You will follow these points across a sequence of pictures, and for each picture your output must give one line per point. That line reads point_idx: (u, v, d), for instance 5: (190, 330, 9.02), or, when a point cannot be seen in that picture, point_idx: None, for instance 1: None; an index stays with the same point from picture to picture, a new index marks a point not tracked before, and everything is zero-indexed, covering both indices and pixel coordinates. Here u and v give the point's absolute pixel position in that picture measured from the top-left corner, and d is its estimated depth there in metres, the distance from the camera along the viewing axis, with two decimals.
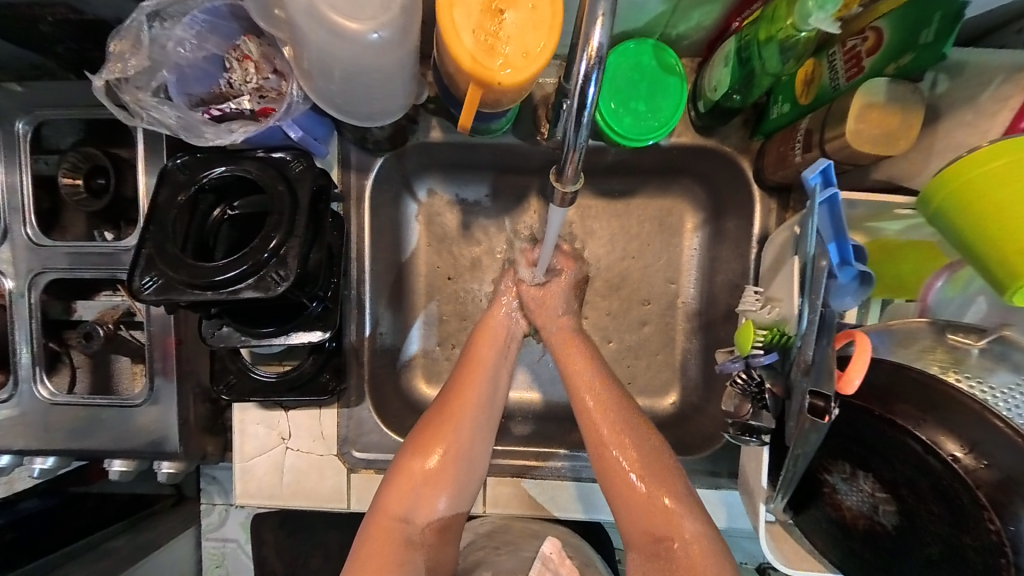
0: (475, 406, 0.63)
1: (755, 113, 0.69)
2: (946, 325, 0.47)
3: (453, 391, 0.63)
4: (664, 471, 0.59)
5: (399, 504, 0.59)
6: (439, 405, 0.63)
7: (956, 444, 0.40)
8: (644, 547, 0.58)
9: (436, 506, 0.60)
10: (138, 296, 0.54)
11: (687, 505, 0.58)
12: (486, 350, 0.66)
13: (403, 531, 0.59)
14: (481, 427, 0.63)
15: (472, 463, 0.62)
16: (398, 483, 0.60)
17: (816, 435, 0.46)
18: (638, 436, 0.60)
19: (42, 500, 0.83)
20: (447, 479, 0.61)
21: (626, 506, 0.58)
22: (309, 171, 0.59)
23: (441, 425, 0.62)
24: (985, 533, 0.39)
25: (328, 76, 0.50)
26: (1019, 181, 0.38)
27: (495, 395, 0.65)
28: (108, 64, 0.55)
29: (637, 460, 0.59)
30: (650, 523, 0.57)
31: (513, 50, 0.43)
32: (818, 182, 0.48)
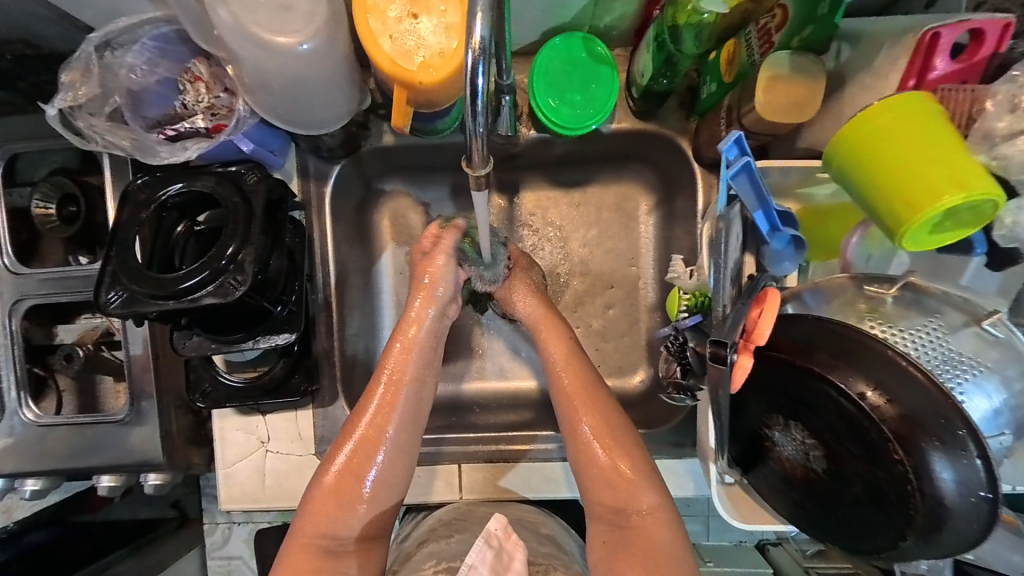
0: (388, 421, 0.62)
1: (689, 95, 0.72)
2: (863, 279, 0.50)
3: (368, 404, 0.63)
4: (630, 448, 0.62)
5: (318, 520, 0.60)
6: (354, 420, 0.63)
7: (865, 384, 0.43)
8: (606, 513, 0.61)
9: (354, 518, 0.61)
10: (104, 311, 0.57)
11: (646, 478, 0.60)
12: (400, 360, 0.65)
13: (324, 543, 0.60)
14: (395, 439, 0.63)
15: (390, 475, 0.63)
16: (317, 497, 0.61)
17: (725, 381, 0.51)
18: (607, 413, 0.63)
19: (46, 532, 0.84)
20: (369, 491, 0.62)
21: (591, 483, 0.62)
22: (263, 182, 0.62)
23: (354, 439, 0.62)
24: (893, 465, 0.42)
25: (268, 89, 0.53)
26: (902, 132, 0.41)
27: (413, 404, 0.64)
28: (61, 93, 0.58)
29: (609, 440, 0.62)
30: (611, 493, 0.60)
31: (429, 52, 0.46)
32: (732, 153, 0.51)
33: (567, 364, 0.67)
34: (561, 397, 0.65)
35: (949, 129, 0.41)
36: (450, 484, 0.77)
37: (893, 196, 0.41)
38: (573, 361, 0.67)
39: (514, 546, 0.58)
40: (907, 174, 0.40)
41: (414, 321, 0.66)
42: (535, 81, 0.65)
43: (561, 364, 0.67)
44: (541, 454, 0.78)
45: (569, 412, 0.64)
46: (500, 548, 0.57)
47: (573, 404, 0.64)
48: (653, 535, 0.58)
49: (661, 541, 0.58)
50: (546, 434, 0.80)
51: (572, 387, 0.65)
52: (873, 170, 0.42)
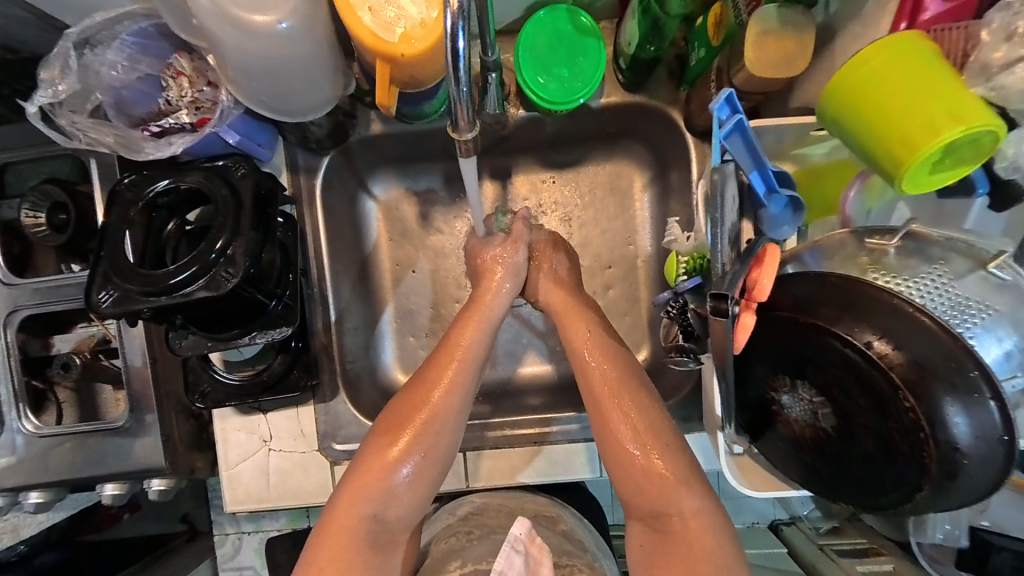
0: (444, 398, 0.62)
1: (678, 64, 0.71)
2: (864, 232, 0.49)
3: (427, 380, 0.63)
4: (669, 450, 0.59)
5: (365, 497, 0.58)
6: (404, 397, 0.62)
7: (871, 333, 0.42)
8: (645, 516, 0.59)
9: (401, 497, 0.59)
10: (96, 311, 0.56)
11: (685, 480, 0.58)
12: (468, 336, 0.66)
13: (367, 522, 0.58)
14: (452, 416, 0.62)
15: (438, 454, 0.61)
16: (362, 474, 0.59)
17: (726, 338, 0.48)
18: (643, 414, 0.60)
19: (58, 553, 0.84)
20: (420, 471, 0.60)
21: (629, 487, 0.59)
22: (251, 174, 0.61)
23: (412, 415, 0.61)
24: (904, 414, 0.41)
25: (249, 75, 0.53)
26: (896, 73, 0.40)
27: (472, 382, 0.64)
28: (40, 90, 0.57)
29: (646, 443, 0.59)
30: (649, 498, 0.58)
31: (410, 23, 0.45)
32: (724, 113, 0.50)
33: (601, 363, 0.64)
34: (590, 401, 0.63)
35: (945, 67, 0.40)
36: (458, 473, 0.77)
37: (889, 139, 0.40)
38: (608, 362, 0.64)
39: (538, 551, 0.58)
40: (902, 115, 0.39)
41: (488, 297, 0.70)
42: (521, 57, 0.64)
43: (596, 365, 0.64)
44: (565, 436, 0.77)
45: (605, 417, 0.61)
46: (527, 553, 0.57)
47: (610, 408, 0.61)
48: (698, 540, 0.56)
49: (705, 545, 0.56)
50: (565, 414, 0.78)
51: (606, 388, 0.62)
52: (869, 114, 0.41)
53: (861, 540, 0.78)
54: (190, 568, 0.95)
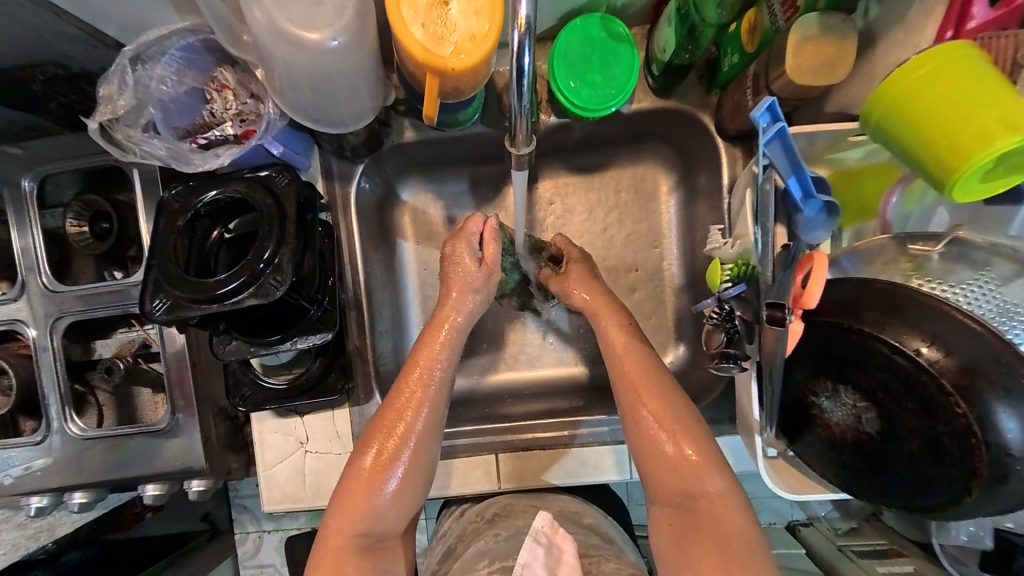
0: (413, 417, 0.63)
1: (708, 68, 0.72)
2: (906, 237, 0.50)
3: (395, 400, 0.64)
4: (696, 430, 0.60)
5: (349, 519, 0.60)
6: (380, 420, 0.64)
7: (920, 340, 0.42)
8: (672, 497, 0.59)
9: (384, 514, 0.61)
10: (149, 318, 0.58)
11: (714, 461, 0.58)
12: (427, 356, 0.67)
13: (357, 543, 0.59)
14: (423, 433, 0.63)
15: (416, 471, 0.63)
16: (346, 495, 0.60)
17: (779, 345, 0.49)
18: (669, 397, 0.62)
19: (83, 552, 0.87)
20: (398, 488, 0.62)
21: (656, 464, 0.60)
22: (294, 184, 0.63)
23: (385, 435, 0.62)
24: (955, 419, 0.41)
25: (297, 88, 0.54)
26: (946, 83, 0.40)
27: (438, 398, 0.65)
28: (98, 106, 0.59)
29: (672, 424, 0.60)
30: (678, 479, 0.58)
31: (461, 37, 0.47)
32: (766, 119, 0.51)
33: (627, 351, 0.66)
34: (623, 391, 0.64)
35: (996, 76, 0.40)
36: (489, 473, 0.77)
37: (940, 148, 0.41)
38: (632, 347, 0.66)
39: (562, 539, 0.59)
40: (951, 122, 0.40)
41: (454, 311, 0.70)
42: (555, 65, 0.65)
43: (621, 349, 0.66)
44: (595, 438, 0.78)
45: (630, 401, 0.63)
46: (549, 544, 0.57)
47: (635, 391, 0.63)
48: (725, 520, 0.56)
49: (734, 525, 0.56)
50: (597, 416, 0.80)
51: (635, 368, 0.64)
52: (917, 121, 0.42)
53: (881, 541, 0.79)
54: (213, 565, 1.01)
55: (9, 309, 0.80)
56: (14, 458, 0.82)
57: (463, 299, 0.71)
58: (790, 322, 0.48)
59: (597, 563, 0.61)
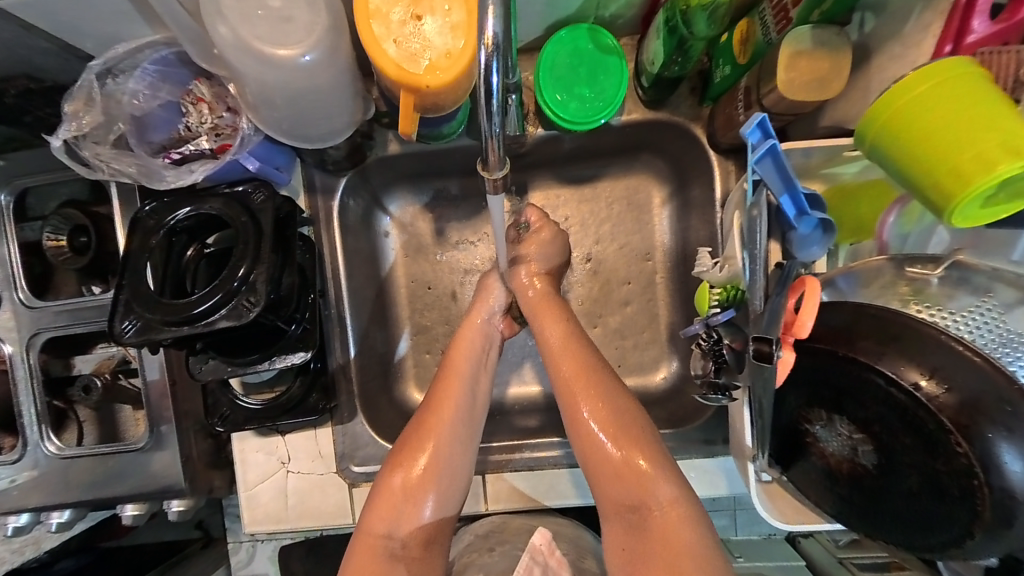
0: (453, 416, 0.63)
1: (701, 80, 0.70)
2: (904, 260, 0.47)
3: (434, 400, 0.64)
4: (640, 439, 0.58)
5: (384, 519, 0.59)
6: (419, 419, 0.64)
7: (918, 372, 0.40)
8: (620, 508, 0.57)
9: (420, 519, 0.60)
10: (119, 340, 0.56)
11: (659, 468, 0.57)
12: (462, 358, 0.67)
13: (388, 545, 0.59)
14: (460, 434, 0.63)
15: (454, 473, 0.62)
16: (380, 497, 0.60)
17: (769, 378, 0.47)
18: (610, 393, 0.61)
19: (76, 559, 0.85)
20: (435, 493, 0.61)
21: (594, 463, 0.59)
22: (271, 200, 0.61)
23: (421, 436, 0.62)
24: (956, 457, 0.39)
25: (271, 105, 0.52)
26: (944, 104, 0.38)
27: (474, 400, 0.65)
28: (65, 124, 0.57)
29: (614, 430, 0.59)
30: (624, 489, 0.57)
31: (435, 54, 0.45)
32: (756, 136, 0.49)
33: (565, 351, 0.64)
34: (567, 410, 0.61)
35: (998, 96, 0.38)
36: (475, 494, 0.75)
37: (938, 171, 0.39)
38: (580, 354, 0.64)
39: (557, 564, 0.57)
40: (952, 143, 0.38)
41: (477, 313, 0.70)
42: (541, 77, 0.63)
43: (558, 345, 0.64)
44: (547, 460, 0.75)
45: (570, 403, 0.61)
46: (545, 564, 0.57)
47: (571, 391, 0.61)
48: (674, 533, 0.54)
49: (683, 541, 0.54)
50: (549, 439, 0.77)
51: (579, 394, 0.61)
52: (915, 142, 0.40)
53: (881, 555, 0.79)
54: None
55: None
56: None
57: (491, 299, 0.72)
58: (779, 356, 0.47)
59: None
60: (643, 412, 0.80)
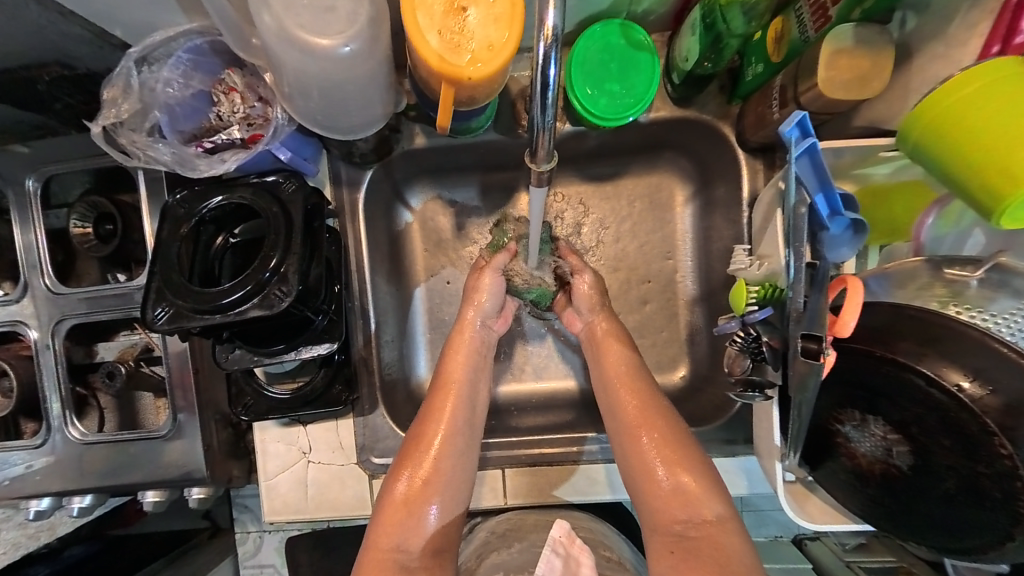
0: (452, 425, 0.64)
1: (731, 78, 0.69)
2: (943, 261, 0.47)
3: (429, 413, 0.65)
4: (690, 458, 0.59)
5: (390, 532, 0.59)
6: (416, 433, 0.65)
7: (960, 374, 0.40)
8: (670, 523, 0.57)
9: (424, 530, 0.60)
10: (151, 327, 0.56)
11: (707, 483, 0.57)
12: (456, 367, 0.68)
13: (398, 558, 0.59)
14: (458, 446, 0.64)
15: (455, 482, 0.63)
16: (386, 511, 0.60)
17: (813, 379, 0.46)
18: (664, 418, 0.61)
19: (86, 546, 0.86)
20: (438, 502, 0.61)
21: (658, 496, 0.58)
22: (301, 191, 0.61)
23: (419, 446, 0.63)
24: (998, 460, 0.39)
25: (307, 96, 0.52)
26: (997, 104, 0.38)
27: (472, 410, 0.66)
28: (102, 111, 0.57)
29: (664, 447, 0.59)
30: (670, 502, 0.57)
31: (479, 46, 0.45)
32: (795, 135, 0.49)
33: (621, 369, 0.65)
34: (623, 436, 0.61)
35: None
36: (495, 490, 0.75)
37: (987, 172, 0.39)
38: (633, 376, 0.65)
39: (579, 550, 0.58)
40: (1003, 143, 0.38)
41: (467, 323, 0.70)
42: (572, 72, 0.63)
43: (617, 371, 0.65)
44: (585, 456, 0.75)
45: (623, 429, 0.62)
46: (567, 555, 0.57)
47: (634, 426, 0.61)
48: (722, 544, 0.54)
49: (731, 556, 0.53)
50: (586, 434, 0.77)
51: (631, 415, 0.61)
52: (962, 142, 0.40)
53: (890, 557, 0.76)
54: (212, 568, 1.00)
55: (11, 310, 0.79)
56: (14, 459, 0.81)
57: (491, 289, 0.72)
58: (829, 355, 0.46)
59: None
60: None
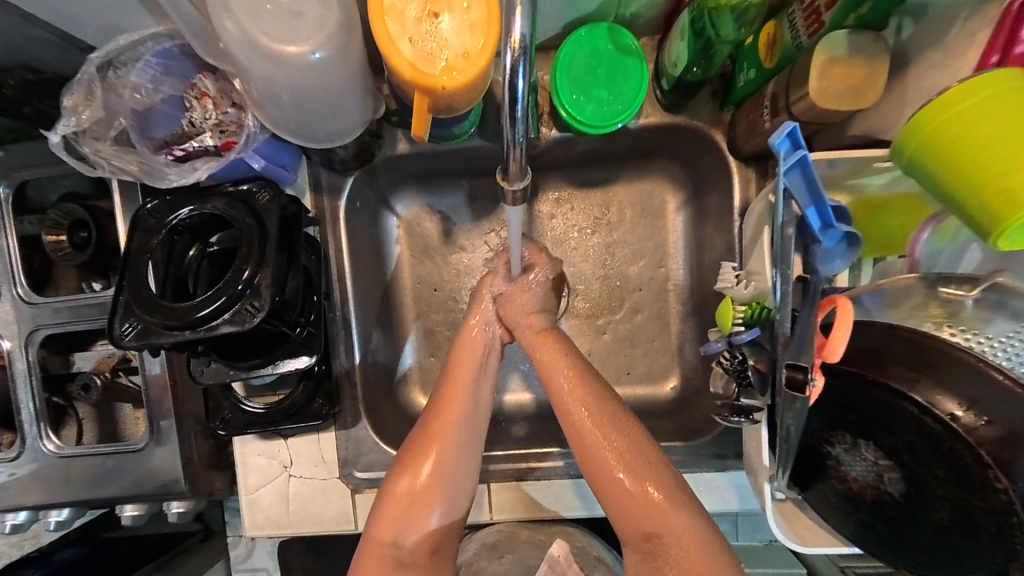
0: (458, 422, 0.62)
1: (723, 84, 0.67)
2: (938, 279, 0.46)
3: (438, 407, 0.63)
4: (656, 472, 0.56)
5: (389, 528, 0.59)
6: (422, 426, 0.63)
7: (955, 403, 0.39)
8: (637, 539, 0.56)
9: (427, 525, 0.60)
10: (118, 344, 0.55)
11: (674, 498, 0.55)
12: (465, 366, 0.65)
13: (394, 552, 0.59)
14: (463, 441, 0.62)
15: (459, 480, 0.61)
16: (386, 508, 0.59)
17: (801, 403, 0.45)
18: (622, 435, 0.58)
19: (76, 550, 0.85)
20: (441, 499, 0.60)
21: (618, 515, 0.57)
22: (276, 201, 0.59)
23: (424, 442, 0.61)
24: (994, 494, 0.37)
25: (278, 103, 0.50)
26: (996, 120, 0.36)
27: (478, 408, 0.64)
28: (63, 119, 0.55)
29: (627, 461, 0.57)
30: (642, 520, 0.55)
31: (452, 54, 0.43)
32: (785, 146, 0.47)
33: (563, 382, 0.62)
34: (575, 440, 0.59)
35: None
36: (481, 504, 0.74)
37: (984, 190, 0.37)
38: (584, 385, 0.61)
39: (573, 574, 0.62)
40: (1004, 159, 0.36)
41: (477, 320, 0.68)
42: (558, 78, 0.61)
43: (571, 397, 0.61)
44: (569, 469, 0.73)
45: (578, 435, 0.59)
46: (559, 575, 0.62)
47: (587, 438, 0.59)
48: (697, 558, 0.53)
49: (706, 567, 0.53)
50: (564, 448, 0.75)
51: (581, 420, 0.59)
52: (959, 158, 0.38)
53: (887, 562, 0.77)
54: None
55: None
56: None
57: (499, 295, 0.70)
58: (816, 384, 0.44)
59: None
60: (653, 423, 0.78)
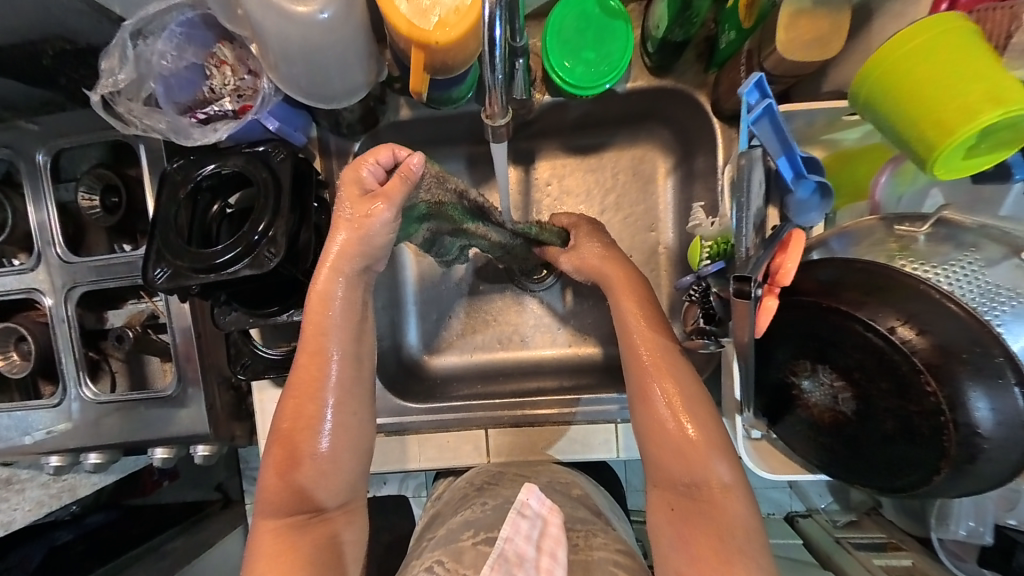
0: (328, 375, 0.56)
1: (707, 46, 0.71)
2: (893, 219, 0.50)
3: (302, 364, 0.57)
4: (703, 415, 0.55)
5: (283, 492, 0.55)
6: (291, 384, 0.57)
7: (895, 319, 0.43)
8: (674, 482, 0.55)
9: (323, 481, 0.56)
10: (151, 286, 0.61)
11: (721, 445, 0.54)
12: (324, 315, 0.56)
13: (299, 513, 0.55)
14: (338, 391, 0.56)
15: (344, 431, 0.57)
16: (276, 468, 0.55)
17: (752, 320, 0.49)
18: (684, 377, 0.57)
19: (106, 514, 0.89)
20: (329, 454, 0.56)
21: (661, 456, 0.55)
22: (289, 158, 0.64)
23: (296, 399, 0.56)
24: (926, 398, 0.42)
25: (292, 63, 0.56)
26: (934, 58, 0.41)
27: (348, 356, 0.57)
28: (101, 80, 0.61)
29: (682, 405, 0.55)
30: (680, 463, 0.54)
31: (444, 12, 0.49)
32: (753, 96, 0.50)
33: (627, 291, 0.63)
34: (631, 369, 0.58)
35: (985, 51, 0.40)
36: (478, 448, 0.79)
37: (923, 121, 0.42)
38: (655, 332, 0.59)
39: (550, 510, 0.50)
40: (939, 97, 0.40)
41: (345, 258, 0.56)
42: (549, 42, 0.65)
43: (639, 329, 0.59)
44: (601, 415, 0.77)
45: (638, 373, 0.58)
46: (537, 517, 0.49)
47: (649, 372, 0.57)
48: (726, 509, 0.52)
49: (734, 518, 0.52)
50: (604, 394, 0.78)
51: (648, 360, 0.58)
52: (905, 96, 0.42)
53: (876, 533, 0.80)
54: (224, 533, 1.01)
55: (28, 278, 0.85)
56: (36, 420, 0.85)
57: (374, 249, 0.58)
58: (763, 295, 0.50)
59: (585, 537, 0.59)
60: None
